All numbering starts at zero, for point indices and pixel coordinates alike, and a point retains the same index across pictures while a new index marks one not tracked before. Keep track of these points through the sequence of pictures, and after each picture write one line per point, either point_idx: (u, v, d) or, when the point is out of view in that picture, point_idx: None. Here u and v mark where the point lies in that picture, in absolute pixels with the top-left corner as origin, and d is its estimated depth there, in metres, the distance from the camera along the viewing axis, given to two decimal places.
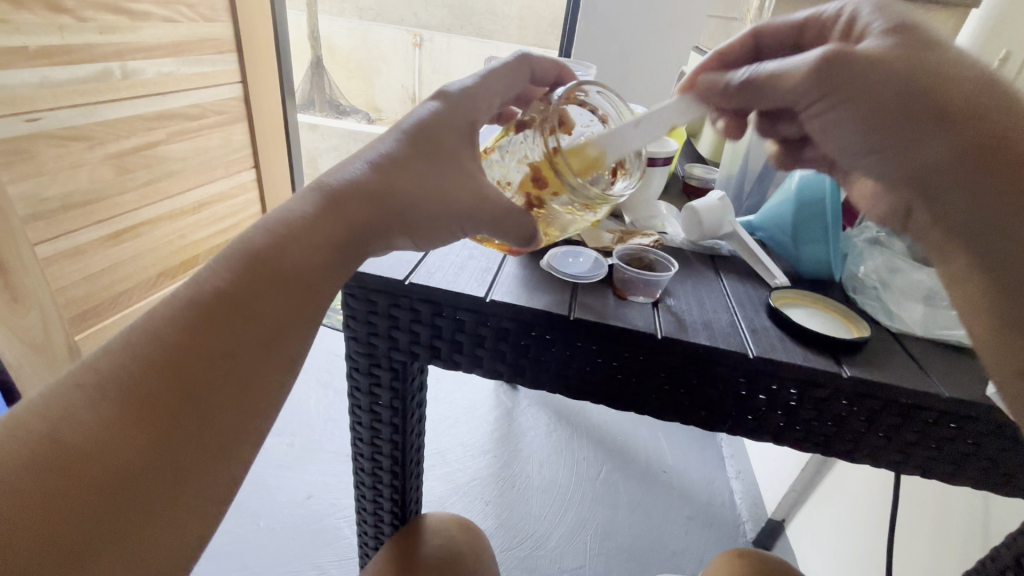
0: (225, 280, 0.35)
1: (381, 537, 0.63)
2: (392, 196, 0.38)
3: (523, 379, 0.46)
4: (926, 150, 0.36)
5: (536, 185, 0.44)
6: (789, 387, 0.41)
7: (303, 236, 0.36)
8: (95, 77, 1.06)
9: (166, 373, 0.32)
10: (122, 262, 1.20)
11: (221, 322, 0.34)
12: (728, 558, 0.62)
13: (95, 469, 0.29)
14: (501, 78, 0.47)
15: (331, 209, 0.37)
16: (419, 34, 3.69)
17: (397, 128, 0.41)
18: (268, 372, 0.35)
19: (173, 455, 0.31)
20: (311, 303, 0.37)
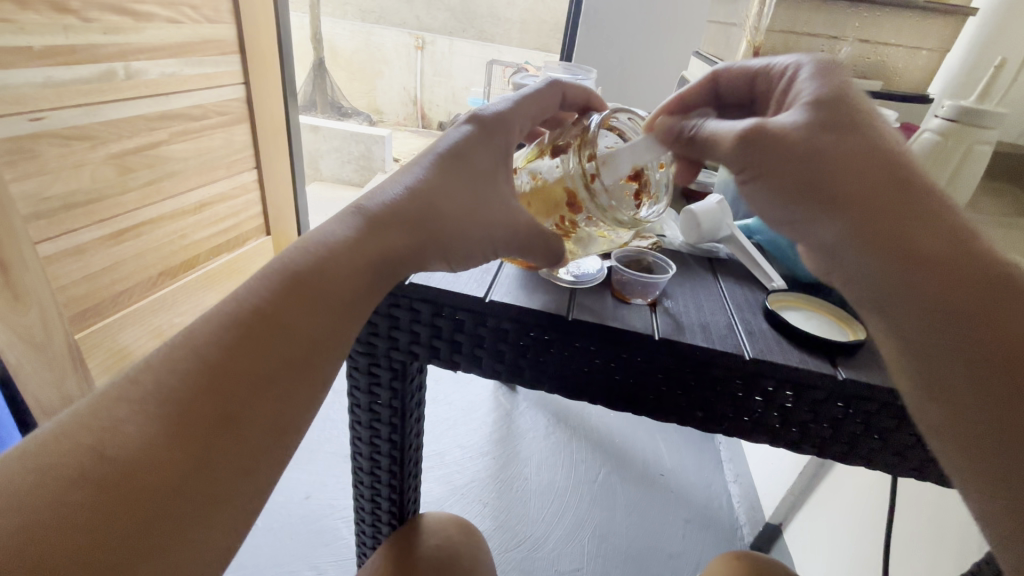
0: (264, 297, 0.35)
1: (379, 536, 0.63)
2: (429, 221, 0.40)
3: (522, 380, 0.47)
4: (826, 229, 0.37)
5: (572, 209, 0.46)
6: (786, 390, 0.42)
7: (341, 255, 0.37)
8: (98, 77, 1.07)
9: (208, 387, 0.32)
10: (123, 261, 1.21)
11: (257, 338, 0.34)
12: (724, 560, 0.62)
13: (139, 481, 0.29)
14: (531, 102, 0.48)
15: (370, 232, 0.38)
16: (421, 37, 3.71)
17: (433, 154, 0.42)
18: (296, 392, 0.35)
19: (209, 470, 0.31)
20: (346, 322, 0.37)
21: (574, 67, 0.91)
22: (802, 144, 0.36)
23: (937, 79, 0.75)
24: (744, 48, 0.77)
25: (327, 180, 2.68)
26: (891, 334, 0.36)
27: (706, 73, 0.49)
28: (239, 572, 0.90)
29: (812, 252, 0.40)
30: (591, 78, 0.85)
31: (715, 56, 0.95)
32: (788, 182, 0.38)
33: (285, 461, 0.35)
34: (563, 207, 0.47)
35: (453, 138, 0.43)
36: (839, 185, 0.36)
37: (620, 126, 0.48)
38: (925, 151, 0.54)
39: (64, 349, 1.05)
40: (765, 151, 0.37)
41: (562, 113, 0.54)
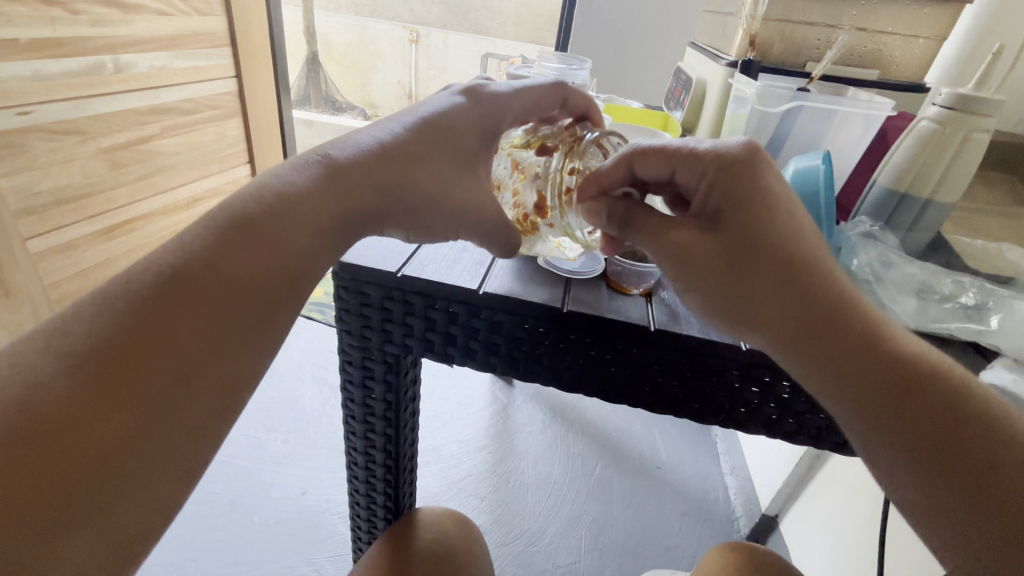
0: (212, 248, 0.34)
1: (374, 531, 0.63)
2: (393, 190, 0.39)
3: (517, 372, 0.46)
4: (753, 313, 0.37)
5: (540, 213, 0.47)
6: (782, 380, 0.41)
7: (296, 212, 0.36)
8: (87, 70, 1.05)
9: (154, 341, 0.32)
10: (115, 257, 1.19)
11: (204, 295, 0.33)
12: (720, 551, 0.62)
13: (77, 437, 0.29)
14: (531, 92, 0.47)
15: (332, 190, 0.37)
16: (415, 30, 3.65)
17: (421, 120, 0.41)
18: (247, 351, 0.35)
19: (152, 426, 0.31)
20: (294, 280, 0.37)
21: (568, 58, 0.90)
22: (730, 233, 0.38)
23: (933, 68, 0.74)
24: (740, 36, 0.75)
25: None
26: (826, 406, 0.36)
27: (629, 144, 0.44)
28: (236, 569, 0.90)
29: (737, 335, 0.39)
30: (586, 69, 0.84)
31: (710, 47, 0.94)
32: (718, 263, 0.38)
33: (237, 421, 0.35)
34: (531, 206, 0.47)
35: (442, 108, 0.42)
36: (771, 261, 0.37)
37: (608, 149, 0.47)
38: (920, 143, 0.54)
39: None
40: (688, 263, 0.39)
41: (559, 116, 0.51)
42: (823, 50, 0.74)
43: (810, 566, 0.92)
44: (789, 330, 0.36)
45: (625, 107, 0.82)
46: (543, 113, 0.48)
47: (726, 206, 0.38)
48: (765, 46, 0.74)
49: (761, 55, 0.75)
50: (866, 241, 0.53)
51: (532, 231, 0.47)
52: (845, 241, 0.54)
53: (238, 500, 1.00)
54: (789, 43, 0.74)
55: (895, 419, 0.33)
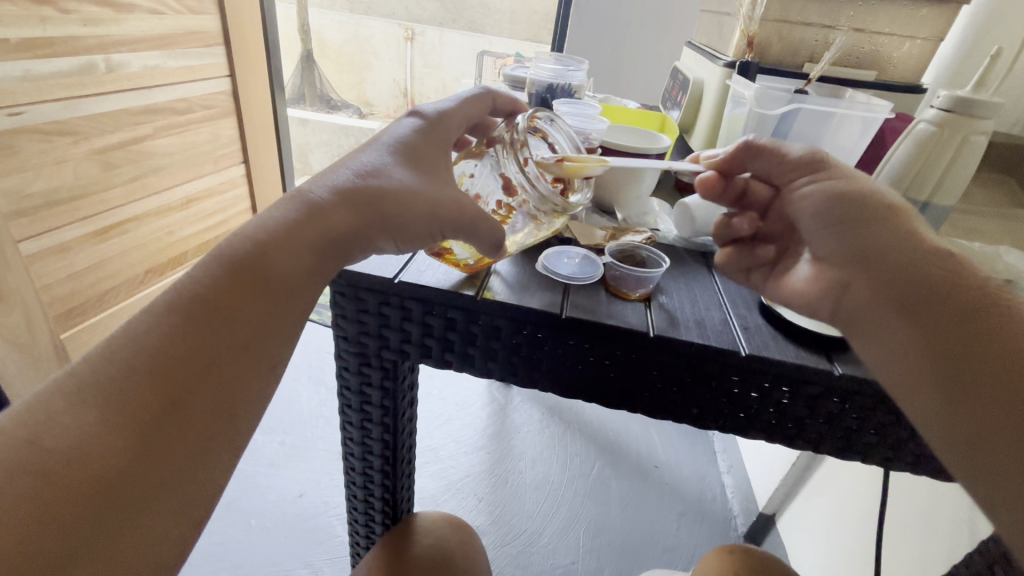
0: (205, 284, 0.36)
1: (373, 536, 0.62)
2: (365, 203, 0.39)
3: (516, 378, 0.46)
4: (875, 228, 0.38)
5: (507, 194, 0.48)
6: (781, 386, 0.41)
7: (281, 242, 0.37)
8: (79, 70, 1.04)
9: (152, 374, 0.33)
10: (108, 259, 1.18)
11: (199, 329, 0.35)
12: (718, 554, 0.62)
13: (81, 467, 0.30)
14: (467, 104, 0.49)
15: (311, 217, 0.38)
16: (411, 28, 3.53)
17: (381, 143, 0.42)
18: (247, 378, 0.36)
19: (152, 453, 0.32)
20: (288, 308, 0.38)
21: (566, 59, 0.89)
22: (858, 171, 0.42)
23: (930, 69, 0.74)
24: (738, 36, 0.75)
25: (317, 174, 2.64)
26: (925, 333, 0.34)
27: None
28: (233, 572, 0.89)
29: (838, 258, 0.39)
30: (583, 70, 0.84)
31: (708, 46, 0.93)
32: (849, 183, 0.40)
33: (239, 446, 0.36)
34: (499, 193, 0.48)
35: (399, 132, 0.43)
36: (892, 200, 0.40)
37: (547, 127, 0.51)
38: (920, 143, 0.54)
39: (49, 349, 1.03)
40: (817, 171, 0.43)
41: (489, 120, 0.53)
42: (821, 50, 0.74)
43: (808, 565, 0.92)
44: (908, 246, 0.37)
45: (619, 108, 0.81)
46: (476, 121, 0.51)
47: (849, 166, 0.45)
48: (763, 46, 0.74)
49: (759, 56, 0.75)
50: None
51: (507, 216, 0.48)
52: None
53: (235, 503, 0.99)
54: (787, 43, 0.74)
55: (991, 350, 0.32)
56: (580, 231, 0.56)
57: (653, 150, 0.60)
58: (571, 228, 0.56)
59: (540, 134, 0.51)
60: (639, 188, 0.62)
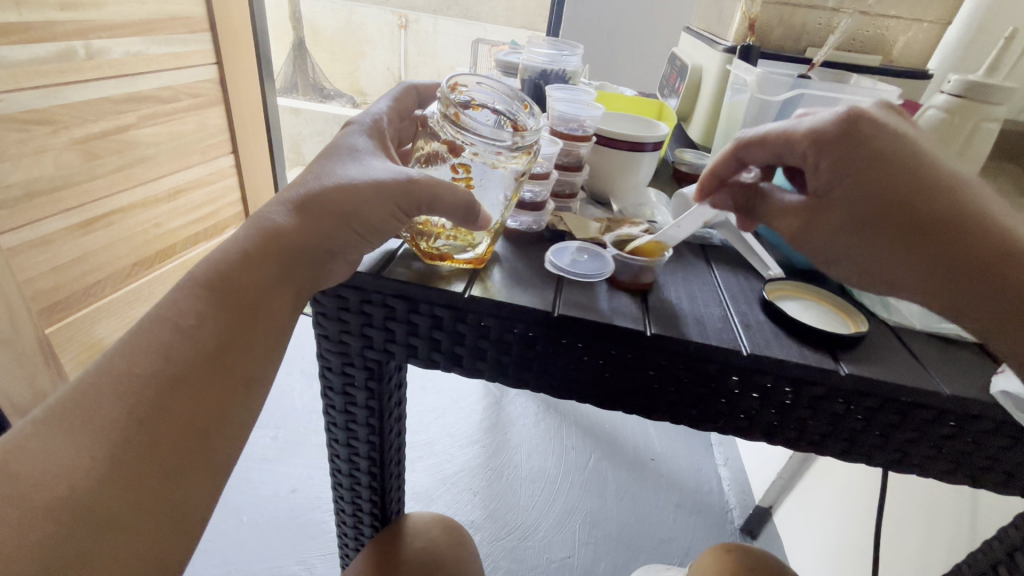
0: (177, 305, 0.37)
1: (361, 538, 0.60)
2: (314, 204, 0.39)
3: (505, 378, 0.44)
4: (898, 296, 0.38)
5: (457, 156, 0.45)
6: (784, 386, 0.39)
7: (245, 259, 0.38)
8: (57, 57, 1.00)
9: (121, 396, 0.33)
10: (93, 251, 1.15)
11: (168, 345, 0.35)
12: (717, 553, 0.60)
13: (52, 491, 0.30)
14: (395, 109, 0.52)
15: (273, 233, 0.39)
16: (405, 15, 3.35)
17: (327, 154, 0.44)
18: (224, 399, 0.36)
19: (122, 473, 0.31)
20: (257, 321, 0.38)
21: (561, 43, 0.86)
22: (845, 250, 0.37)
23: (936, 52, 0.69)
24: (738, 19, 0.72)
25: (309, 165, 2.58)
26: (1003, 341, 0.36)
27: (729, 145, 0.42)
28: (225, 569, 0.87)
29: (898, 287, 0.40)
30: (578, 54, 0.81)
31: (707, 31, 0.91)
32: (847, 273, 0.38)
33: (221, 459, 0.36)
34: (450, 158, 0.45)
35: (339, 139, 0.45)
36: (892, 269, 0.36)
37: (474, 93, 0.49)
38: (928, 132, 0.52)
39: (34, 345, 1.00)
40: (817, 247, 0.38)
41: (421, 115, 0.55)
42: (824, 34, 0.72)
43: (804, 558, 0.92)
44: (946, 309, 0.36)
45: (616, 95, 0.78)
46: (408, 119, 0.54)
47: (834, 212, 0.36)
48: (764, 29, 0.72)
49: (761, 39, 0.73)
50: None
51: (469, 178, 0.46)
52: None
53: (226, 499, 0.97)
54: (789, 27, 0.72)
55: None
56: (574, 224, 0.53)
57: (649, 138, 0.57)
58: (566, 220, 0.54)
59: (477, 104, 0.49)
60: (635, 178, 0.60)
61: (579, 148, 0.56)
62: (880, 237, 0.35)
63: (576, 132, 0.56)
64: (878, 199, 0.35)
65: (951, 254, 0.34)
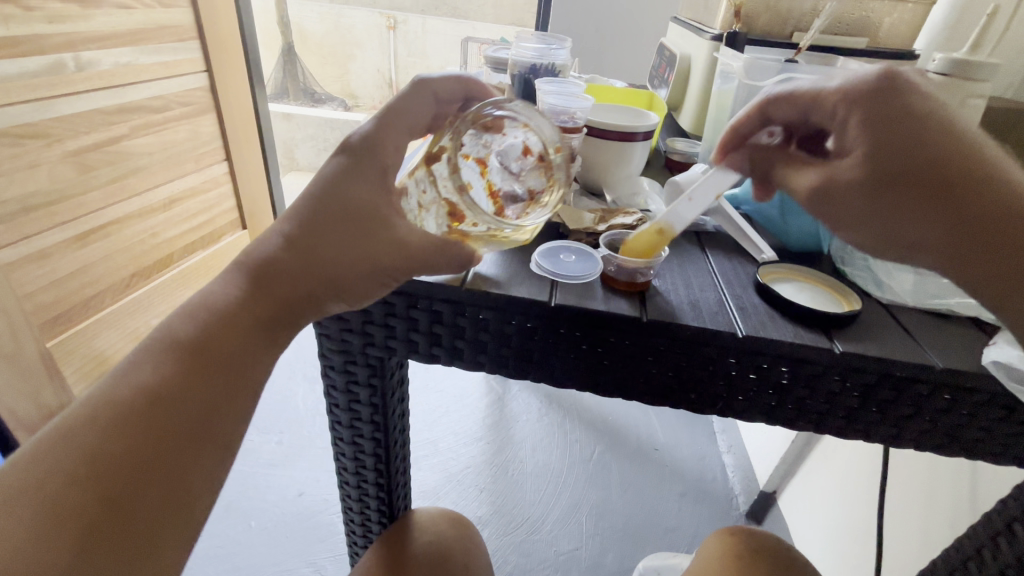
0: (153, 372, 0.35)
1: (370, 536, 0.61)
2: (297, 263, 0.38)
3: (506, 370, 0.44)
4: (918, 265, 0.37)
5: (455, 220, 0.44)
6: (780, 366, 0.40)
7: (232, 309, 0.38)
8: (46, 70, 1.00)
9: (92, 475, 0.31)
10: (91, 264, 1.15)
11: (144, 416, 0.33)
12: (721, 536, 0.61)
13: (28, 558, 0.28)
14: (400, 113, 0.43)
15: (258, 288, 0.38)
16: (393, 16, 3.34)
17: (308, 198, 0.40)
18: (203, 463, 0.35)
19: (96, 555, 0.30)
20: (241, 388, 0.37)
21: (549, 37, 0.87)
22: (865, 207, 0.36)
23: (921, 34, 0.70)
24: (725, 9, 0.75)
25: (304, 169, 2.57)
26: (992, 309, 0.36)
27: (751, 104, 0.42)
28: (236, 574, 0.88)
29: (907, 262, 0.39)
30: (567, 48, 0.81)
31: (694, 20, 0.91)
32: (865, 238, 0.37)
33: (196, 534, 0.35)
34: (444, 217, 0.44)
35: (322, 175, 0.40)
36: (912, 230, 0.36)
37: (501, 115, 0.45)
38: None
39: (37, 359, 1.00)
40: (831, 207, 0.37)
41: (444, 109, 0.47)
42: (810, 19, 0.73)
43: (809, 541, 0.93)
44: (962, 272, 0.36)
45: (607, 86, 0.79)
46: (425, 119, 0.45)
47: (870, 165, 0.35)
48: (750, 18, 0.73)
49: (747, 27, 0.74)
50: None
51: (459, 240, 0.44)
52: None
53: (233, 505, 0.98)
54: (775, 13, 0.73)
55: None
56: (568, 215, 0.53)
57: (640, 128, 0.58)
58: (560, 212, 0.54)
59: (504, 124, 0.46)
60: (628, 168, 0.61)
61: (571, 140, 0.56)
62: (899, 195, 0.35)
63: (568, 124, 0.57)
64: (907, 157, 0.34)
65: (970, 211, 0.34)
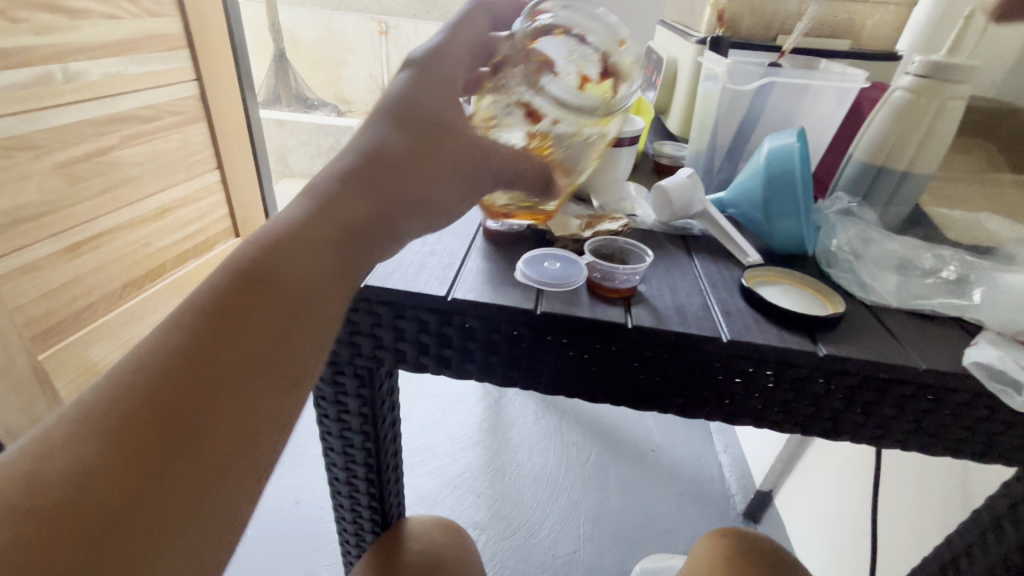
0: (214, 299, 0.30)
1: (363, 544, 0.61)
2: (388, 167, 0.35)
3: (493, 378, 0.45)
4: None
5: (533, 124, 0.43)
6: (766, 370, 0.40)
7: (297, 243, 0.32)
8: (34, 82, 1.00)
9: (137, 427, 0.26)
10: (83, 275, 1.15)
11: (203, 352, 0.28)
12: (715, 537, 0.61)
13: (22, 556, 0.23)
14: (464, 34, 0.43)
15: (327, 205, 0.33)
16: (384, 21, 3.24)
17: (379, 114, 0.37)
18: (268, 405, 0.29)
19: (128, 534, 0.24)
20: (313, 316, 0.31)
21: None
22: None
23: (904, 34, 0.70)
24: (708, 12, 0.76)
25: (298, 176, 2.57)
26: None
27: None
28: None
29: None
30: None
31: (680, 24, 0.92)
32: None
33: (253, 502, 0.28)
34: (525, 126, 0.43)
35: (391, 89, 0.37)
36: None
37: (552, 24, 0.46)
38: (896, 114, 0.50)
39: (29, 372, 1.00)
40: None
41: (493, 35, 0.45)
42: (793, 21, 0.73)
43: (805, 540, 0.93)
44: None
45: None
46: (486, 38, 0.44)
47: None
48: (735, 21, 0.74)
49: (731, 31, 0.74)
50: (845, 219, 0.51)
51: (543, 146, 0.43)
52: (823, 221, 0.53)
53: None
54: (759, 16, 0.73)
55: None
56: (554, 222, 0.53)
57: (626, 133, 0.58)
58: (546, 219, 0.54)
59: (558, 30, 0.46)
60: (615, 173, 0.61)
61: None
62: None
63: None
64: None
65: None
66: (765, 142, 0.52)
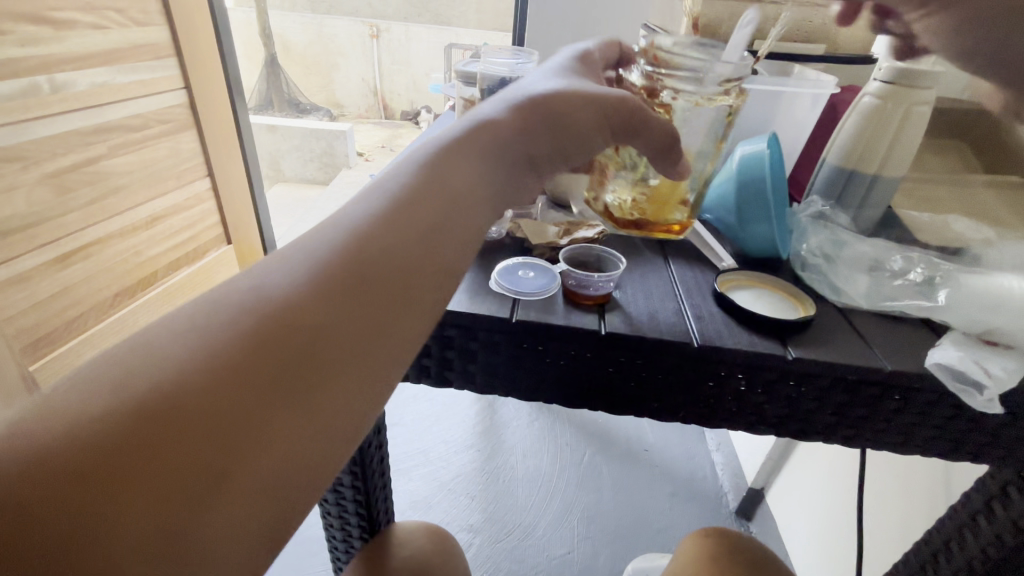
0: (382, 199, 0.32)
1: (352, 551, 0.62)
2: (511, 126, 0.37)
3: (473, 385, 0.45)
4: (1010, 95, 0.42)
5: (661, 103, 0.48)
6: (737, 373, 0.41)
7: (456, 156, 0.35)
8: (21, 93, 1.00)
9: (307, 295, 0.27)
10: (73, 285, 1.15)
11: (368, 239, 0.30)
12: (701, 537, 0.62)
13: (192, 390, 0.23)
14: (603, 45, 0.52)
15: (491, 126, 0.37)
16: (375, 25, 3.37)
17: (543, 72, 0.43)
18: (412, 309, 0.30)
19: (282, 390, 0.25)
20: (461, 231, 0.33)
21: (519, 50, 0.88)
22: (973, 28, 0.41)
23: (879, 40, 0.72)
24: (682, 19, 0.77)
25: (291, 181, 2.56)
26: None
27: None
28: None
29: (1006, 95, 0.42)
30: (535, 62, 0.82)
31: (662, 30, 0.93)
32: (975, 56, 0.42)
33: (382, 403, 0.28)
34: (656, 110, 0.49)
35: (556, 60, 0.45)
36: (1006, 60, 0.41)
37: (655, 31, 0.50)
38: (865, 120, 0.51)
39: (19, 383, 1.00)
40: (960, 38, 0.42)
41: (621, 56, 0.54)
42: None
43: (795, 536, 0.94)
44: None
45: None
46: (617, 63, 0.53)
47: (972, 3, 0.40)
48: None
49: None
50: (817, 223, 0.52)
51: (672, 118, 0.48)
52: (796, 225, 0.54)
53: None
54: None
55: None
56: (531, 230, 0.54)
57: None
58: (523, 227, 0.55)
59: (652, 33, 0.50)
60: None
61: None
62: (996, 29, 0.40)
63: None
64: None
65: None
66: (737, 148, 0.53)
